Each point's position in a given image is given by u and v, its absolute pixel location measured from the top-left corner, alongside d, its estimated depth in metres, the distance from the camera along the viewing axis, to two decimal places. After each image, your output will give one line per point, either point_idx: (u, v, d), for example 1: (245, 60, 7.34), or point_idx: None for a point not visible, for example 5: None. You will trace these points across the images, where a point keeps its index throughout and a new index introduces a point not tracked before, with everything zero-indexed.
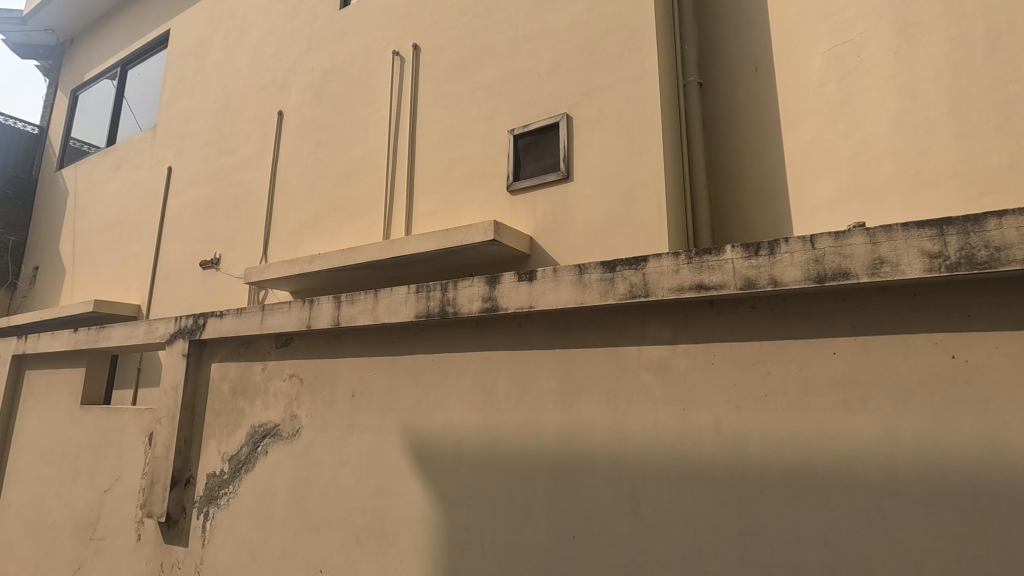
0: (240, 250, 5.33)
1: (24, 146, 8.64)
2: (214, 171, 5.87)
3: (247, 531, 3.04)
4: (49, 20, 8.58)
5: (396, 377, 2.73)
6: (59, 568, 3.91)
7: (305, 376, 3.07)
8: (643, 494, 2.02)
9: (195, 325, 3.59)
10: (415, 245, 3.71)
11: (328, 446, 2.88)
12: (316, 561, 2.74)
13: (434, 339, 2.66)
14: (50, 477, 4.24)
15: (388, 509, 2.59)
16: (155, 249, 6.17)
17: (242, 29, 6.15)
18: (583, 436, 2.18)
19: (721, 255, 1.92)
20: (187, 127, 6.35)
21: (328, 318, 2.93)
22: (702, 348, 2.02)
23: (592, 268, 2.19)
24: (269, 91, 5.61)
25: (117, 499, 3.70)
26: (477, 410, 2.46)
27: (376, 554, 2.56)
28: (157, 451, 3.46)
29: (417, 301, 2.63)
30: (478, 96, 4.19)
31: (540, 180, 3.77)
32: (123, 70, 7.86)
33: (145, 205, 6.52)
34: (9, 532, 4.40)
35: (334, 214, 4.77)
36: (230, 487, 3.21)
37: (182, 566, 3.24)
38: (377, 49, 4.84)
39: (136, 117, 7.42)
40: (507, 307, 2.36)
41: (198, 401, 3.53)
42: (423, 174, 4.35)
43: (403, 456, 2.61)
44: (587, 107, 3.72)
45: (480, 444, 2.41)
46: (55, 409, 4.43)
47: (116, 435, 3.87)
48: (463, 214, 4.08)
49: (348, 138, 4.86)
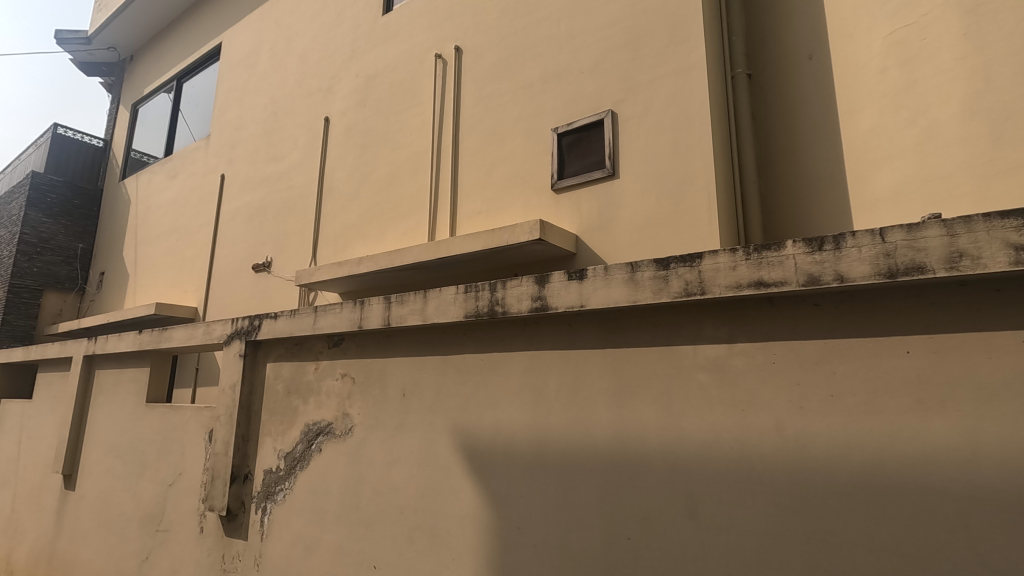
0: (290, 253, 5.50)
1: (91, 159, 9.18)
2: (264, 177, 6.07)
3: (303, 527, 3.13)
4: (112, 39, 9.06)
5: (446, 377, 2.75)
6: (128, 557, 4.12)
7: (356, 375, 3.14)
8: (700, 496, 1.97)
9: (251, 325, 3.71)
10: (460, 245, 3.74)
11: (380, 445, 2.93)
12: (370, 558, 2.79)
13: (483, 339, 2.67)
14: (118, 471, 4.47)
15: (440, 508, 2.61)
16: (210, 254, 6.43)
17: (289, 38, 6.35)
18: (636, 436, 2.15)
19: (782, 251, 1.85)
20: (237, 136, 6.60)
21: (379, 318, 2.98)
22: (761, 346, 1.96)
23: (645, 265, 2.15)
24: (315, 98, 5.77)
25: (180, 493, 3.87)
26: (527, 409, 2.45)
27: (428, 551, 2.59)
28: (217, 448, 3.60)
29: (466, 300, 2.64)
30: (520, 95, 4.20)
31: (585, 178, 3.73)
32: (179, 83, 8.25)
33: (200, 212, 6.80)
34: (82, 522, 4.67)
35: (380, 217, 4.86)
36: (285, 483, 3.30)
37: (241, 559, 3.36)
38: (420, 52, 4.91)
39: (191, 128, 7.76)
40: (557, 307, 2.34)
41: (254, 399, 3.65)
42: (467, 175, 4.38)
43: (454, 454, 2.63)
44: (632, 103, 3.67)
45: (531, 444, 2.41)
46: (122, 407, 4.67)
47: (178, 432, 4.05)
48: (507, 214, 4.08)
49: (392, 141, 4.95)
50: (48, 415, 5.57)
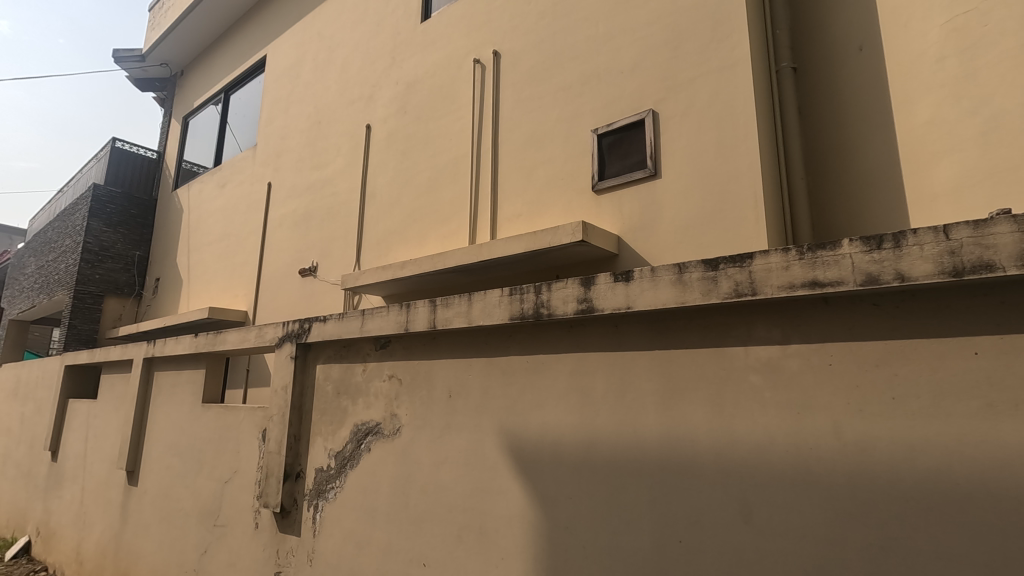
0: (335, 257, 5.66)
1: (146, 170, 9.63)
2: (308, 184, 6.26)
3: (354, 524, 3.22)
4: (164, 55, 9.52)
5: (491, 378, 2.79)
6: (188, 550, 4.31)
7: (403, 377, 3.21)
8: (754, 499, 1.95)
9: (301, 328, 3.84)
10: (502, 248, 3.78)
11: (428, 445, 2.99)
12: (420, 556, 2.85)
13: (528, 341, 2.69)
14: (178, 468, 4.69)
15: (488, 508, 2.64)
16: (258, 259, 6.67)
17: (331, 49, 6.52)
18: (686, 438, 2.13)
19: (838, 249, 1.81)
20: (283, 145, 6.82)
21: (425, 321, 3.05)
22: (816, 348, 1.92)
23: (693, 266, 2.13)
24: (357, 106, 5.91)
25: (236, 490, 4.03)
26: (575, 411, 2.47)
27: (476, 550, 2.63)
28: (271, 447, 3.74)
29: (511, 303, 2.67)
30: (559, 97, 4.21)
31: (626, 178, 3.72)
32: (226, 96, 8.58)
33: (249, 219, 7.06)
34: (145, 516, 4.91)
35: (421, 221, 4.95)
36: (336, 482, 3.40)
37: (295, 554, 3.48)
38: (458, 58, 4.98)
39: (238, 138, 8.06)
40: (604, 308, 2.35)
41: (305, 400, 3.77)
42: (507, 179, 4.42)
43: (501, 455, 2.66)
44: (674, 102, 3.63)
45: (579, 445, 2.42)
46: (180, 407, 4.89)
47: (233, 431, 4.22)
48: (548, 216, 4.10)
49: (432, 146, 5.03)
50: (112, 414, 5.89)
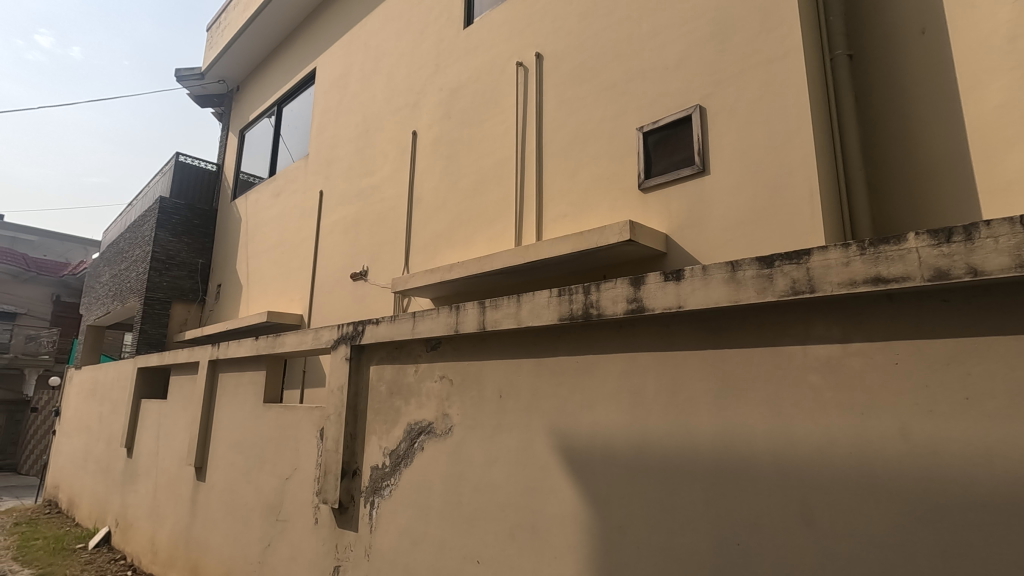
0: (385, 261, 5.82)
1: (207, 182, 10.15)
2: (358, 191, 6.46)
3: (409, 521, 3.30)
4: (221, 72, 10.02)
5: (541, 379, 2.82)
6: (253, 543, 4.53)
7: (454, 377, 3.27)
8: (816, 503, 1.90)
9: (355, 331, 3.97)
10: (549, 249, 3.80)
11: (479, 445, 3.03)
12: (473, 553, 2.90)
13: (577, 341, 2.70)
14: (241, 465, 4.93)
15: (540, 507, 2.67)
16: (312, 265, 6.93)
17: (377, 59, 6.71)
18: (742, 438, 2.10)
19: (903, 244, 1.75)
20: (333, 154, 7.06)
21: (475, 323, 3.10)
22: (881, 346, 1.85)
23: (746, 264, 2.09)
24: (403, 113, 6.05)
25: (297, 486, 4.20)
26: (626, 411, 2.46)
27: (529, 549, 2.66)
28: (328, 445, 3.88)
29: (560, 303, 2.69)
30: (603, 96, 4.20)
31: (673, 176, 3.67)
32: (279, 108, 8.96)
33: (302, 226, 7.34)
34: (213, 510, 5.18)
35: (468, 224, 5.03)
36: (391, 479, 3.50)
37: (353, 549, 3.60)
38: (501, 62, 5.03)
39: (290, 149, 8.40)
40: (654, 308, 2.33)
41: (359, 400, 3.90)
42: (551, 180, 4.44)
43: (552, 455, 2.68)
44: (721, 96, 3.56)
45: (630, 445, 2.41)
46: (242, 406, 5.14)
47: (292, 429, 4.40)
48: (594, 217, 4.09)
49: (476, 149, 5.11)
50: (180, 413, 6.24)
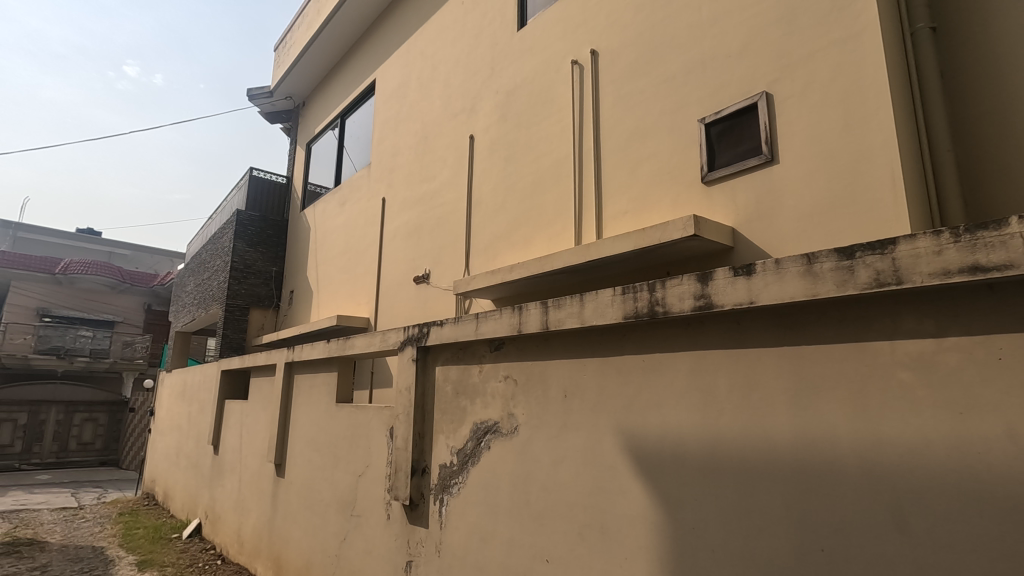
0: (446, 264, 5.94)
1: (278, 195, 10.71)
2: (419, 197, 6.64)
3: (477, 519, 3.35)
4: (289, 90, 10.56)
5: (607, 378, 2.79)
6: (330, 537, 4.74)
7: (518, 377, 3.30)
8: (909, 508, 1.78)
9: (420, 333, 4.08)
10: (610, 247, 3.77)
11: (545, 445, 3.04)
12: (542, 551, 2.91)
13: (643, 339, 2.66)
14: (317, 462, 5.17)
15: (609, 507, 2.65)
16: (377, 270, 7.17)
17: (433, 66, 6.87)
18: (824, 440, 2.00)
19: (1003, 229, 1.61)
20: (394, 161, 7.29)
21: (538, 323, 3.11)
22: (980, 340, 1.72)
23: (824, 256, 1.99)
24: (460, 118, 6.17)
25: (370, 483, 4.36)
26: (695, 411, 2.40)
27: (599, 549, 2.64)
28: (398, 444, 4.01)
29: (624, 301, 2.66)
30: (661, 89, 4.11)
31: (739, 167, 3.55)
32: (342, 121, 9.34)
33: (367, 232, 7.62)
34: (293, 505, 5.46)
35: (527, 224, 5.05)
36: (459, 477, 3.57)
37: (424, 545, 3.70)
38: (556, 61, 5.03)
39: (353, 159, 8.73)
40: (724, 304, 2.26)
41: (426, 400, 4.00)
42: (610, 177, 4.39)
43: (620, 455, 2.65)
44: (789, 81, 3.41)
45: (702, 446, 2.35)
46: (317, 406, 5.39)
47: (364, 428, 4.58)
48: (655, 213, 4.01)
49: (533, 150, 5.12)
50: (261, 413, 6.62)
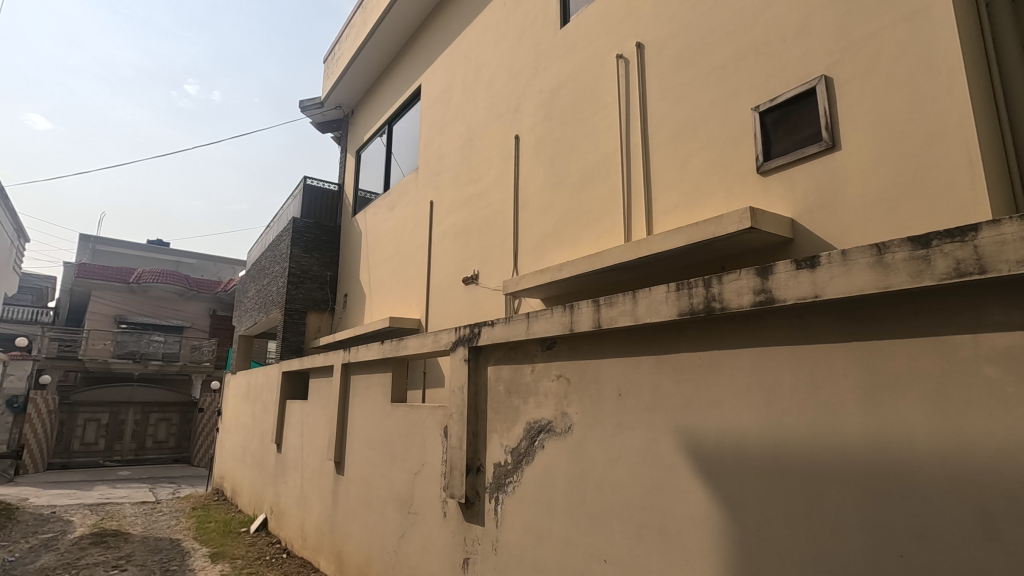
0: (495, 265, 5.99)
1: (331, 201, 11.08)
2: (466, 199, 6.71)
3: (533, 518, 3.35)
4: (338, 99, 10.91)
5: (662, 376, 2.74)
6: (389, 533, 4.86)
7: (571, 376, 3.29)
8: (999, 513, 1.66)
9: (472, 333, 4.13)
10: (662, 243, 3.70)
11: (600, 444, 3.01)
12: (600, 551, 2.89)
13: (699, 336, 2.60)
14: (375, 460, 5.32)
15: (668, 508, 2.59)
16: (427, 272, 7.30)
17: (477, 69, 6.93)
18: (900, 440, 1.90)
19: None
20: (440, 165, 7.40)
21: (590, 321, 3.09)
22: None
23: (896, 245, 1.89)
24: (505, 119, 6.20)
25: (426, 481, 4.45)
26: (757, 409, 2.33)
27: (659, 550, 2.59)
28: (453, 443, 4.07)
29: (679, 298, 2.61)
30: (711, 79, 4.00)
31: (797, 155, 3.42)
32: (390, 127, 9.56)
33: (416, 235, 7.77)
34: (352, 502, 5.64)
35: (575, 223, 5.03)
36: (514, 476, 3.58)
37: (481, 543, 3.73)
38: (600, 56, 4.98)
39: (401, 164, 8.92)
40: (786, 299, 2.18)
41: (479, 400, 4.04)
42: (660, 172, 4.30)
43: (679, 454, 2.60)
44: (850, 64, 3.25)
45: (766, 446, 2.27)
46: (373, 406, 5.54)
47: (419, 428, 4.67)
48: (707, 206, 3.90)
49: (579, 147, 5.09)
50: (320, 413, 6.87)
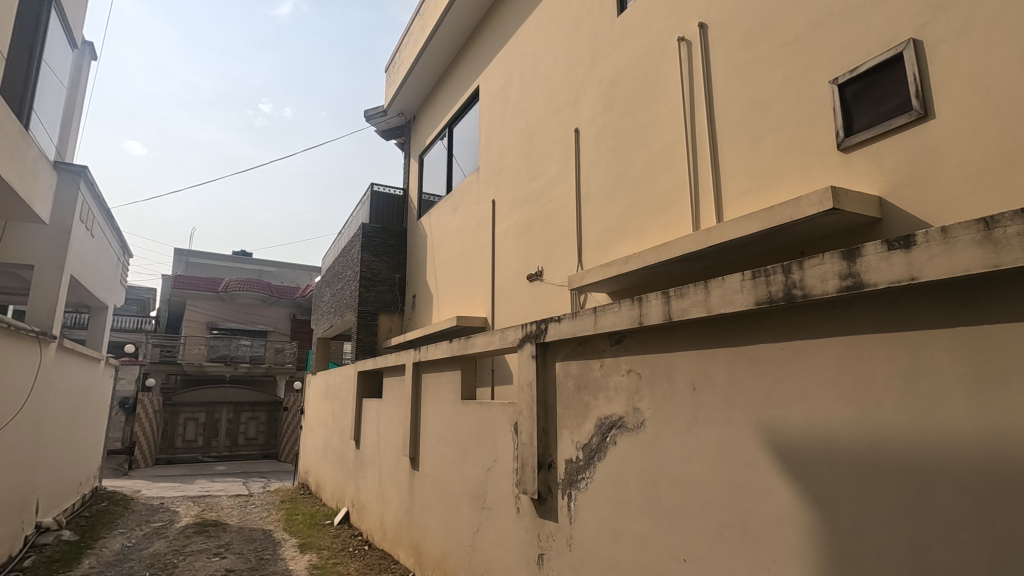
0: (559, 261, 5.95)
1: (396, 206, 11.43)
2: (527, 195, 6.72)
3: (608, 515, 3.30)
4: (400, 106, 11.23)
5: (740, 369, 2.62)
6: (464, 527, 4.95)
7: (642, 371, 3.21)
8: None
9: (538, 330, 4.12)
10: (734, 230, 3.53)
11: (675, 440, 2.92)
12: (679, 551, 2.80)
13: (779, 326, 2.46)
14: (448, 456, 5.43)
15: (752, 506, 2.47)
16: (492, 270, 7.37)
17: (534, 65, 6.92)
18: (1019, 435, 1.71)
19: None
20: (501, 164, 7.45)
21: (660, 314, 3.00)
22: None
23: (1007, 219, 1.71)
24: (564, 113, 6.15)
25: (498, 477, 4.49)
26: (848, 402, 2.17)
27: (743, 550, 2.47)
28: (524, 439, 4.08)
29: (755, 286, 2.48)
30: (782, 55, 3.78)
31: (884, 127, 3.17)
32: (450, 130, 9.73)
33: (480, 235, 7.86)
34: (428, 496, 5.79)
35: (639, 214, 4.91)
36: (586, 472, 3.54)
37: (555, 539, 3.72)
38: (661, 41, 4.83)
39: (462, 165, 9.06)
40: (877, 283, 2.02)
41: (548, 396, 4.02)
42: (728, 156, 4.12)
43: (761, 450, 2.47)
44: (943, 24, 2.97)
45: (859, 441, 2.11)
46: (444, 403, 5.66)
47: (490, 424, 4.72)
48: (783, 189, 3.69)
49: (642, 136, 4.96)
50: (394, 410, 7.10)
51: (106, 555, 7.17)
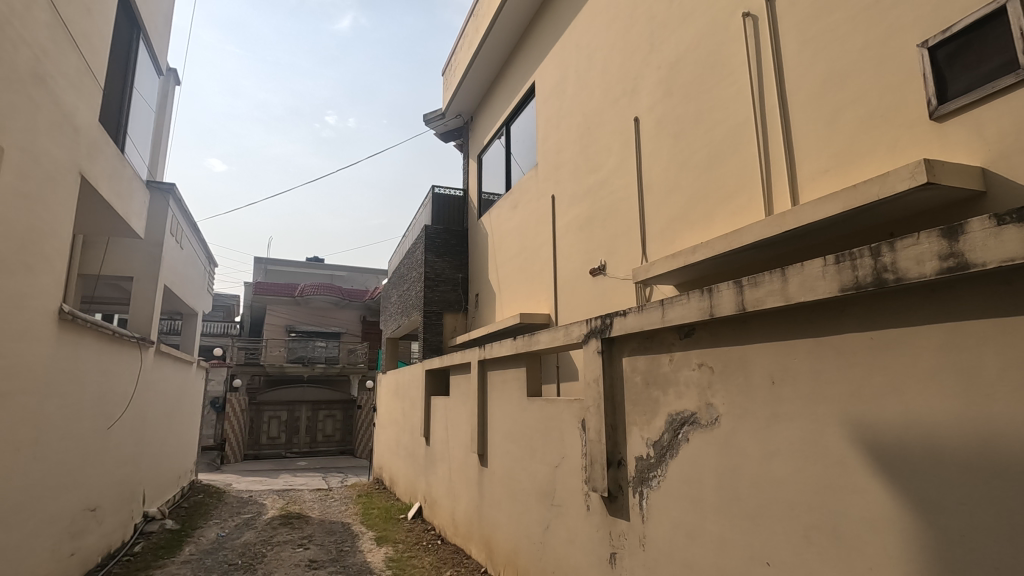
0: (622, 254, 5.82)
1: (457, 207, 11.61)
2: (587, 189, 6.62)
3: (682, 514, 3.18)
4: (458, 108, 11.38)
5: (823, 361, 2.44)
6: (534, 524, 4.94)
7: (714, 365, 3.06)
8: None
9: (603, 324, 4.03)
10: (811, 213, 3.31)
11: (753, 436, 2.76)
12: (762, 554, 2.64)
13: (868, 314, 2.27)
14: (516, 453, 5.44)
15: (842, 508, 2.29)
16: (554, 267, 7.32)
17: (589, 56, 6.79)
18: None
19: None
20: (559, 158, 7.38)
21: (732, 305, 2.84)
22: None
23: None
24: (622, 102, 6.00)
25: (567, 474, 4.45)
26: (952, 396, 1.97)
27: (834, 556, 2.30)
28: (591, 435, 4.01)
29: (839, 272, 2.30)
30: (860, 21, 3.50)
31: (986, 90, 2.86)
32: (508, 128, 9.76)
33: (540, 231, 7.83)
34: (497, 493, 5.82)
35: (706, 202, 4.70)
36: (658, 470, 3.43)
37: (627, 538, 3.63)
38: (723, 19, 4.60)
39: (520, 163, 9.05)
40: (984, 262, 1.82)
41: (616, 392, 3.93)
42: (802, 135, 3.86)
43: (851, 448, 2.28)
44: None
45: (967, 439, 1.91)
46: (510, 400, 5.68)
47: (557, 421, 4.68)
48: (866, 166, 3.41)
49: (705, 121, 4.75)
50: (461, 408, 7.21)
51: (203, 542, 7.74)
